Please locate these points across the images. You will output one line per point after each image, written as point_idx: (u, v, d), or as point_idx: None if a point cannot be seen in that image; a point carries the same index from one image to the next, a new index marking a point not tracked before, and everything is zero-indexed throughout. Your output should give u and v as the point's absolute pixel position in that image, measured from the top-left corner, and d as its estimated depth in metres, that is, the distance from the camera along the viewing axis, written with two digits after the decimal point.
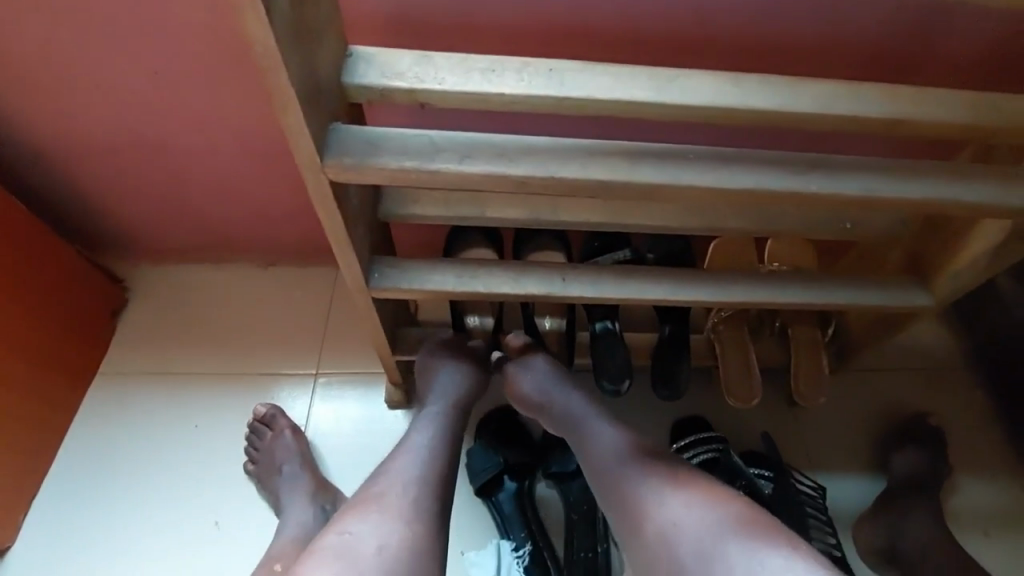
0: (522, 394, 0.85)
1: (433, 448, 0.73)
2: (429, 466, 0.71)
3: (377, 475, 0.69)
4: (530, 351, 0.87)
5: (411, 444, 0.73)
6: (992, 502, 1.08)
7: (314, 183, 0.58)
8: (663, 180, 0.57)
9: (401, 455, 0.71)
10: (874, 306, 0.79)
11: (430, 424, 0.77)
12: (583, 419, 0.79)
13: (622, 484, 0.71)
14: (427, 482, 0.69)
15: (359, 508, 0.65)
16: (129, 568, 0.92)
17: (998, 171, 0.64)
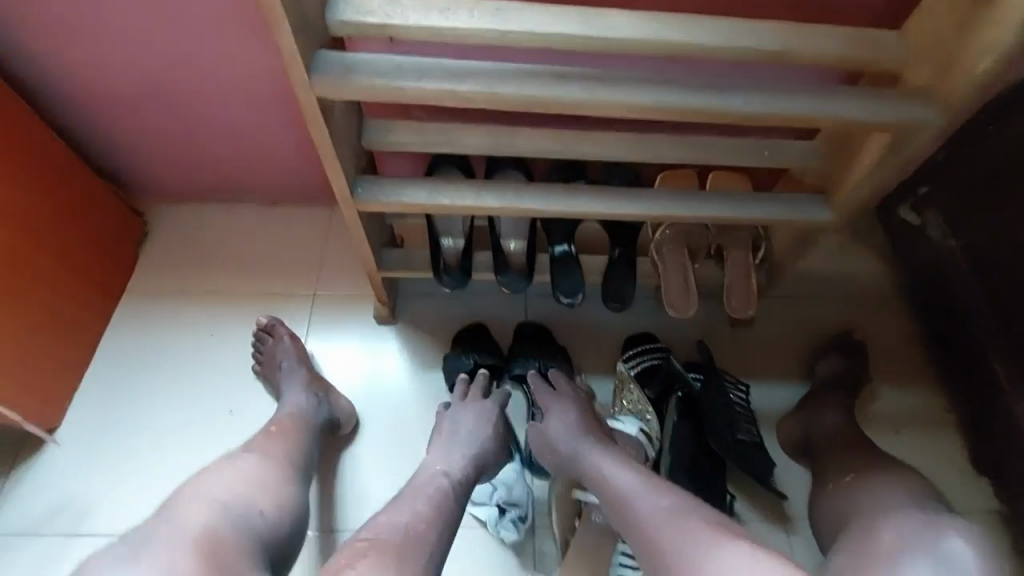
0: (546, 435, 0.94)
1: (444, 504, 0.81)
2: (438, 524, 0.77)
3: (386, 527, 0.74)
4: (548, 405, 0.98)
5: (423, 500, 0.80)
6: (905, 406, 1.23)
7: (304, 99, 0.71)
8: (586, 98, 0.71)
9: (412, 511, 0.77)
10: (782, 219, 0.93)
11: (441, 482, 0.84)
12: (595, 449, 0.88)
13: (627, 505, 0.79)
14: (433, 540, 0.75)
15: (370, 556, 0.70)
16: (158, 445, 1.08)
17: (873, 94, 0.77)
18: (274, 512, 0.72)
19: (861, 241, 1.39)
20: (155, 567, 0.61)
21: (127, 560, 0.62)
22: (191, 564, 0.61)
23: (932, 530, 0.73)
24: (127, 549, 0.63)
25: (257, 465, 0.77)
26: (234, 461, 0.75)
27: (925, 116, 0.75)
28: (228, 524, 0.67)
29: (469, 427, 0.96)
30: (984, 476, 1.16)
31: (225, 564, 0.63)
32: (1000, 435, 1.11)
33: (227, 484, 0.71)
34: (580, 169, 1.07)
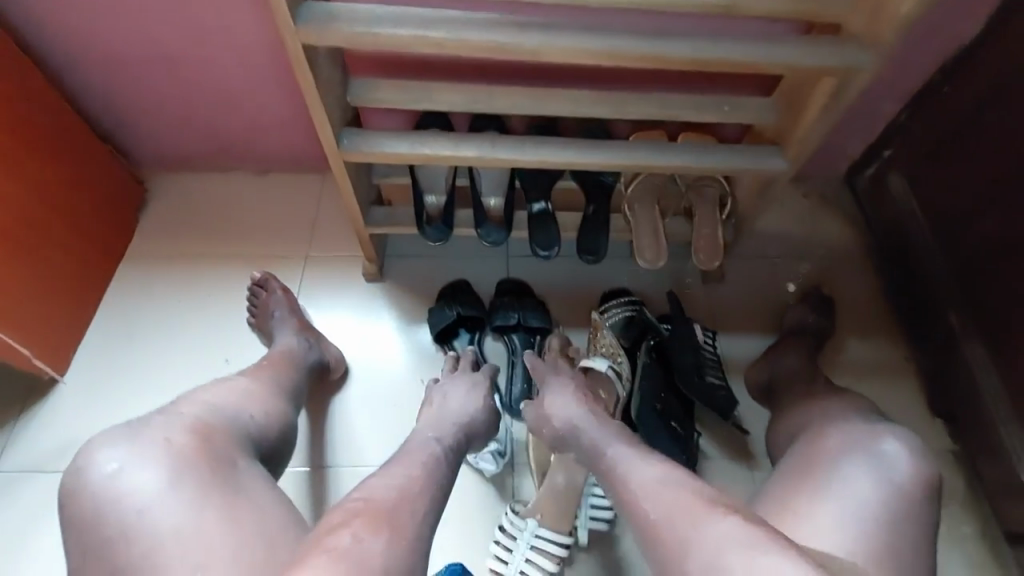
0: (546, 413, 0.90)
1: (438, 467, 0.78)
2: (432, 484, 0.74)
3: (380, 487, 0.70)
4: (547, 384, 0.95)
5: (414, 464, 0.76)
6: (868, 357, 1.29)
7: (292, 46, 0.77)
8: (548, 44, 0.77)
9: (405, 472, 0.74)
10: (740, 169, 1.00)
11: (434, 449, 0.81)
12: (590, 425, 0.84)
13: (619, 476, 0.75)
14: (428, 500, 0.71)
15: (362, 517, 0.65)
16: (159, 393, 1.15)
17: (816, 42, 0.83)
18: (264, 418, 0.79)
19: (829, 204, 1.45)
20: (152, 441, 0.67)
21: (126, 436, 0.68)
22: (187, 441, 0.68)
23: (867, 434, 0.76)
24: (127, 427, 0.69)
25: (250, 382, 0.84)
26: (228, 379, 0.82)
27: (861, 62, 0.82)
28: (220, 418, 0.74)
29: (460, 400, 0.96)
30: (940, 419, 1.23)
31: (216, 442, 0.70)
32: (952, 377, 1.18)
33: (222, 393, 0.78)
34: (555, 127, 1.14)
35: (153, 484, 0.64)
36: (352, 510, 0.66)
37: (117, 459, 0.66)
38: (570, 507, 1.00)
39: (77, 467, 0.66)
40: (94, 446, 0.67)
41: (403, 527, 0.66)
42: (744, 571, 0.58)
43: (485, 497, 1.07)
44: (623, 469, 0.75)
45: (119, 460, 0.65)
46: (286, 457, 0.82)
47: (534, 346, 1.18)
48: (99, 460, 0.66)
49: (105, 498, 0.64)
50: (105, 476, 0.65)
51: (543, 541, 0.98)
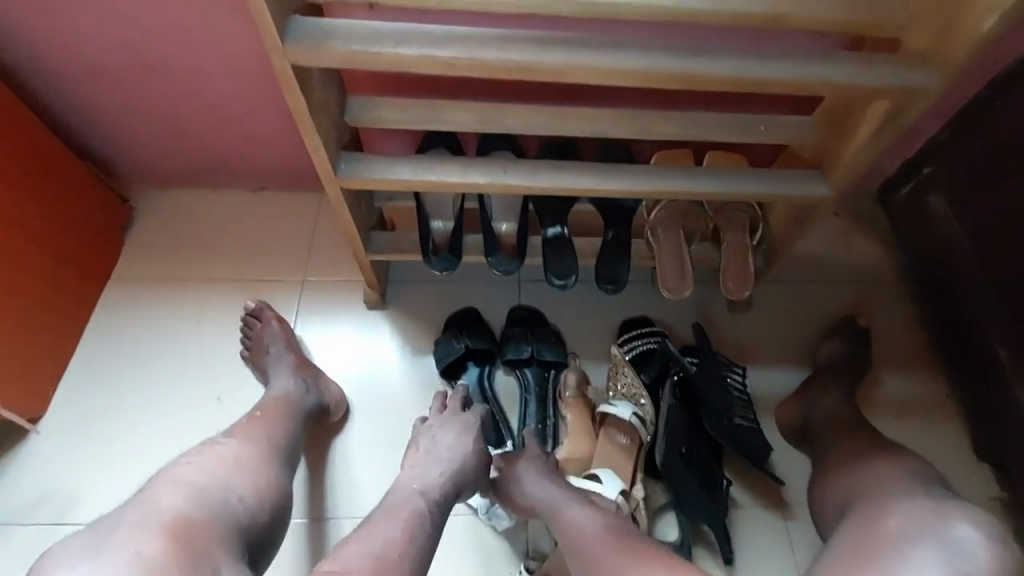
0: (519, 499, 0.89)
1: (420, 527, 0.72)
2: (413, 549, 0.69)
3: (356, 559, 0.66)
4: (513, 460, 0.92)
5: (396, 523, 0.71)
6: (906, 390, 1.20)
7: (280, 66, 0.69)
8: (570, 63, 0.68)
9: (385, 537, 0.69)
10: (777, 195, 0.91)
11: (418, 502, 0.76)
12: (564, 509, 0.83)
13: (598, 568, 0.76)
14: (407, 568, 0.67)
15: None
16: (145, 433, 1.06)
17: (871, 59, 0.74)
18: (254, 498, 0.71)
19: (862, 225, 1.35)
20: (120, 556, 0.59)
21: (88, 551, 0.60)
22: (160, 547, 0.59)
23: (937, 515, 0.69)
24: (91, 537, 0.61)
25: (239, 448, 0.75)
26: (215, 445, 0.74)
27: (924, 82, 0.73)
28: (203, 507, 0.65)
29: (449, 441, 0.88)
30: (986, 462, 1.13)
31: (196, 544, 0.61)
32: (999, 418, 1.09)
33: (206, 469, 0.70)
34: (572, 145, 1.05)
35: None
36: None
37: None
38: None
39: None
40: (53, 564, 0.59)
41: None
42: None
43: (495, 551, 0.99)
44: (616, 573, 0.74)
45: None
46: (280, 535, 0.74)
47: (548, 382, 1.09)
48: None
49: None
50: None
51: None
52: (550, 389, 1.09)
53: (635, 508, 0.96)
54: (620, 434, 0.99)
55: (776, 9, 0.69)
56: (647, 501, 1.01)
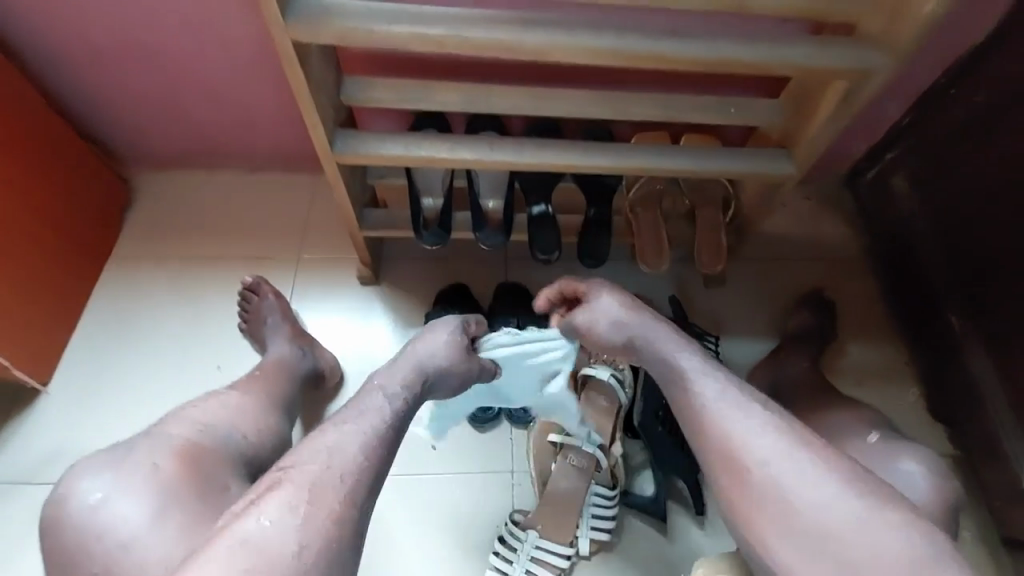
0: (604, 335, 0.83)
1: (380, 428, 0.67)
2: (371, 457, 0.64)
3: (310, 463, 0.62)
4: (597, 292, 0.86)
5: (355, 428, 0.66)
6: (870, 360, 1.28)
7: (282, 43, 0.74)
8: (551, 43, 0.74)
9: (340, 441, 0.64)
10: (746, 172, 0.98)
11: (382, 409, 0.69)
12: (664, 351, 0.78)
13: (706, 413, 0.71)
14: (359, 476, 0.62)
15: (288, 491, 0.59)
16: (149, 400, 1.12)
17: (828, 42, 0.80)
18: (255, 438, 0.76)
19: (832, 206, 1.42)
20: (140, 468, 0.67)
21: (111, 465, 0.68)
22: (172, 466, 0.68)
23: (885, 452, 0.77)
24: (111, 454, 0.69)
25: (240, 397, 0.81)
26: (218, 393, 0.79)
27: (876, 63, 0.79)
28: (209, 438, 0.72)
29: (430, 336, 0.81)
30: (941, 423, 1.22)
31: (203, 469, 0.68)
32: (954, 381, 1.18)
33: (211, 410, 0.76)
34: (556, 127, 1.11)
35: (135, 519, 0.64)
36: (276, 492, 0.59)
37: (101, 490, 0.66)
38: (569, 517, 1.00)
39: (60, 497, 0.67)
40: (80, 476, 0.68)
41: (325, 522, 0.58)
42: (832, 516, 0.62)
43: (480, 506, 1.06)
44: (727, 424, 0.70)
45: (102, 491, 0.66)
46: None
47: None
48: (82, 489, 0.66)
49: (89, 525, 0.64)
50: (88, 506, 0.65)
51: (543, 552, 0.98)
52: None
53: (613, 464, 1.04)
54: (598, 396, 1.03)
55: None
56: (625, 459, 1.09)
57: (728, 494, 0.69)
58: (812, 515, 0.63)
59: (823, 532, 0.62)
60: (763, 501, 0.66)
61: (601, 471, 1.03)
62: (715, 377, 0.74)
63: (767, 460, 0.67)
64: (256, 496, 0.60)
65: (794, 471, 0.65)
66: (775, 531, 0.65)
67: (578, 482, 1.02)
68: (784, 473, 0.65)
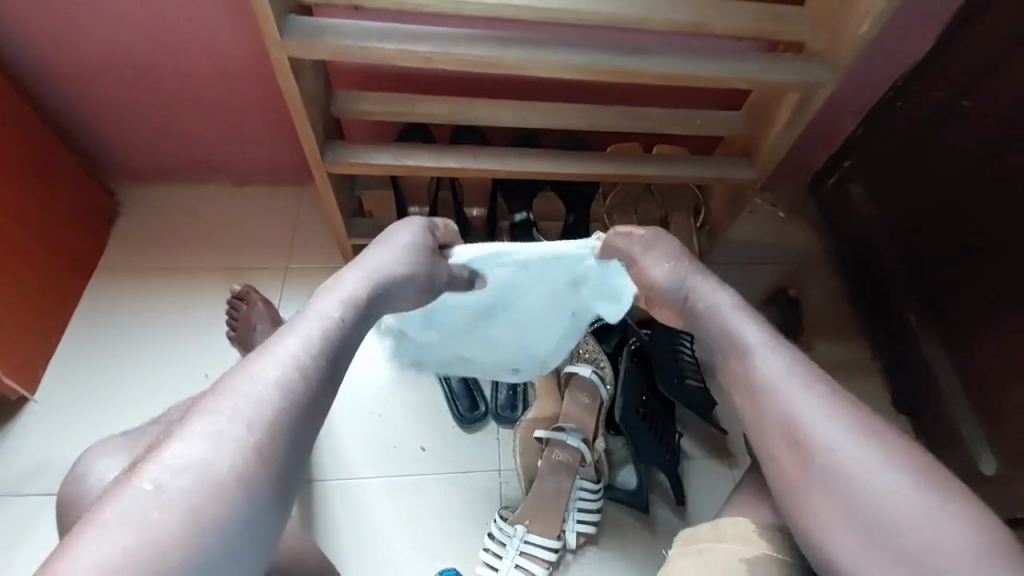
0: (659, 284, 0.81)
1: (324, 344, 0.63)
2: (305, 384, 0.60)
3: (257, 384, 0.58)
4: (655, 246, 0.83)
5: (302, 346, 0.62)
6: (835, 355, 1.35)
7: (277, 57, 0.78)
8: (530, 59, 0.80)
9: (285, 357, 0.60)
10: (713, 177, 1.05)
11: (333, 321, 0.65)
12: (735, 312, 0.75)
13: (776, 404, 0.67)
14: (290, 404, 0.58)
15: (205, 423, 0.55)
16: (138, 407, 1.14)
17: (782, 60, 0.88)
18: None
19: (795, 211, 1.51)
20: None
21: (125, 447, 0.74)
22: None
23: None
24: (127, 439, 0.75)
25: None
26: None
27: (825, 78, 0.87)
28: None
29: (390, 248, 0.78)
30: (904, 415, 1.29)
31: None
32: (915, 373, 1.25)
33: None
34: (536, 138, 1.16)
35: None
36: (213, 413, 0.56)
37: (119, 467, 0.71)
38: (555, 510, 1.02)
39: (79, 475, 0.72)
40: (97, 457, 0.73)
41: (258, 452, 0.54)
42: (909, 516, 0.59)
43: (469, 502, 1.08)
44: (801, 412, 0.66)
45: (119, 468, 0.71)
46: None
47: None
48: (100, 468, 0.72)
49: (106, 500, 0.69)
50: (104, 483, 0.70)
51: (532, 546, 1.01)
52: None
53: (596, 459, 1.07)
54: (582, 393, 1.07)
55: (700, 16, 0.82)
56: (608, 454, 1.13)
57: (787, 477, 0.66)
58: (874, 503, 0.60)
59: (898, 534, 0.59)
60: (826, 485, 0.63)
61: (586, 465, 1.05)
62: (778, 352, 0.71)
63: (831, 445, 0.63)
64: (197, 411, 0.56)
65: (858, 456, 0.62)
66: (831, 516, 0.62)
67: (563, 477, 1.03)
68: (859, 472, 0.62)
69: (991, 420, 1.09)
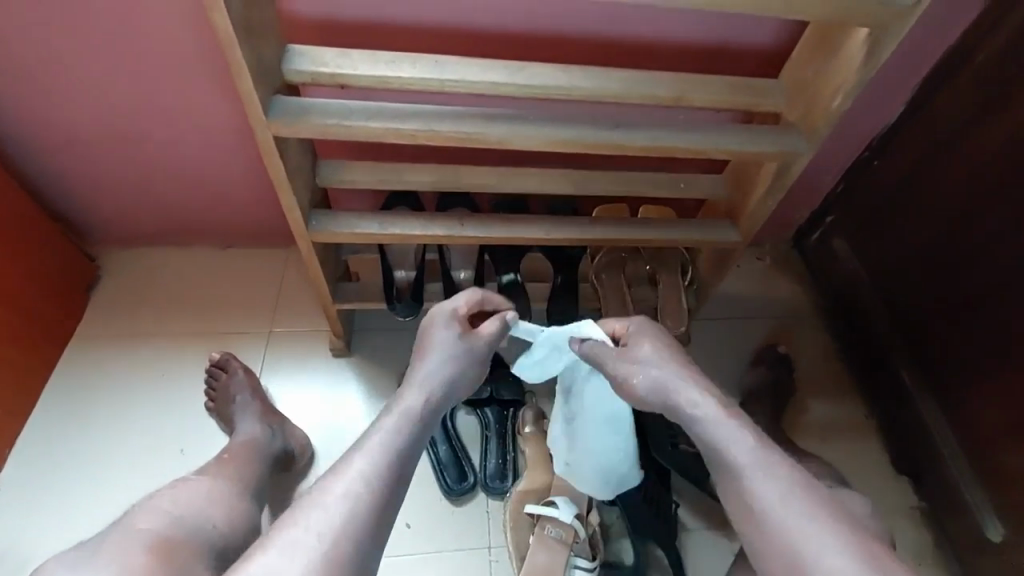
0: (635, 392, 0.81)
1: (384, 462, 0.69)
2: (367, 502, 0.66)
3: (323, 505, 0.64)
4: (634, 335, 0.84)
5: (367, 467, 0.68)
6: (831, 414, 1.33)
7: (263, 135, 0.78)
8: (513, 134, 0.81)
9: (360, 466, 0.68)
10: (698, 240, 1.05)
11: (393, 432, 0.72)
12: (730, 434, 0.73)
13: (760, 522, 0.68)
14: (355, 519, 0.64)
15: (283, 537, 0.62)
16: (107, 486, 1.09)
17: (759, 130, 0.90)
18: (227, 526, 0.79)
19: (781, 266, 1.52)
20: (110, 564, 0.68)
21: (81, 562, 0.69)
22: (144, 559, 0.68)
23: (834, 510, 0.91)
24: (80, 553, 0.70)
25: (209, 484, 0.84)
26: (187, 481, 0.83)
27: (803, 147, 0.89)
28: (181, 527, 0.75)
29: (447, 360, 0.80)
30: (903, 475, 1.26)
31: (175, 559, 0.70)
32: (913, 432, 1.22)
33: (180, 499, 0.79)
34: (521, 202, 1.17)
35: None
36: (295, 526, 0.63)
37: None
38: None
39: None
40: None
41: (336, 549, 0.62)
42: None
43: None
44: (788, 532, 0.66)
45: None
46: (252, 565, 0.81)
47: (507, 420, 1.14)
48: None
49: None
50: None
51: None
52: (509, 426, 1.14)
53: (591, 533, 1.02)
54: None
55: (678, 91, 0.85)
56: (602, 527, 1.08)
57: None
58: None
59: None
60: None
61: (579, 541, 0.99)
62: (776, 472, 0.70)
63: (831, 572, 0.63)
64: (278, 525, 0.64)
65: None
66: None
67: (558, 554, 0.97)
68: None
69: (995, 480, 1.06)
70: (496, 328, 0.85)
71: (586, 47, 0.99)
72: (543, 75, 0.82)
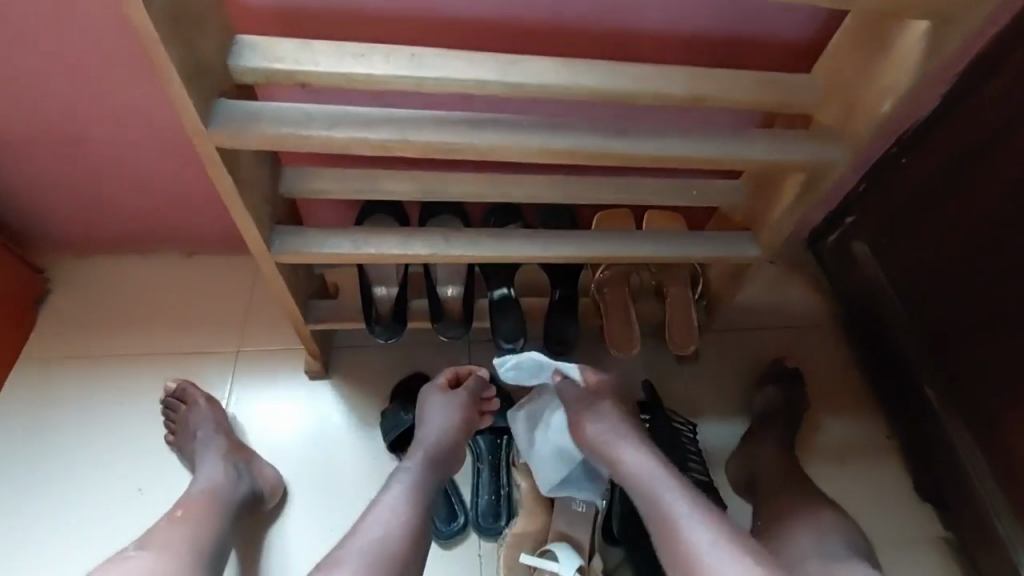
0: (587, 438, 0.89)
1: (403, 520, 0.79)
2: (393, 555, 0.75)
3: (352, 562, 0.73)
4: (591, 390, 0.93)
5: (389, 526, 0.77)
6: (850, 436, 1.24)
7: (204, 148, 0.66)
8: (503, 143, 0.69)
9: (380, 528, 0.77)
10: (714, 256, 0.94)
11: (406, 494, 0.82)
12: (663, 487, 0.80)
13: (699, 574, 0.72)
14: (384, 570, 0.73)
15: None
16: (55, 530, 0.98)
17: (788, 136, 0.78)
18: None
19: (795, 270, 1.41)
20: None
21: None
22: None
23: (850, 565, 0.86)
24: None
25: (153, 559, 0.73)
26: (124, 559, 0.73)
27: (838, 156, 0.77)
28: None
29: (444, 423, 0.93)
30: (927, 501, 1.17)
31: None
32: (937, 458, 1.14)
33: None
34: (514, 209, 1.05)
35: None
36: None
37: None
38: None
39: None
40: None
41: None
42: None
43: None
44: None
45: None
46: None
47: (501, 450, 1.05)
48: None
49: None
50: None
51: None
52: (503, 456, 1.04)
53: None
54: (573, 500, 0.96)
55: (696, 90, 0.72)
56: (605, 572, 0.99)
57: None
58: None
59: None
60: None
61: None
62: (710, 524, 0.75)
63: None
64: None
65: None
66: None
67: None
68: None
69: None
70: (479, 392, 1.00)
71: (587, 34, 0.85)
72: (537, 72, 0.69)
